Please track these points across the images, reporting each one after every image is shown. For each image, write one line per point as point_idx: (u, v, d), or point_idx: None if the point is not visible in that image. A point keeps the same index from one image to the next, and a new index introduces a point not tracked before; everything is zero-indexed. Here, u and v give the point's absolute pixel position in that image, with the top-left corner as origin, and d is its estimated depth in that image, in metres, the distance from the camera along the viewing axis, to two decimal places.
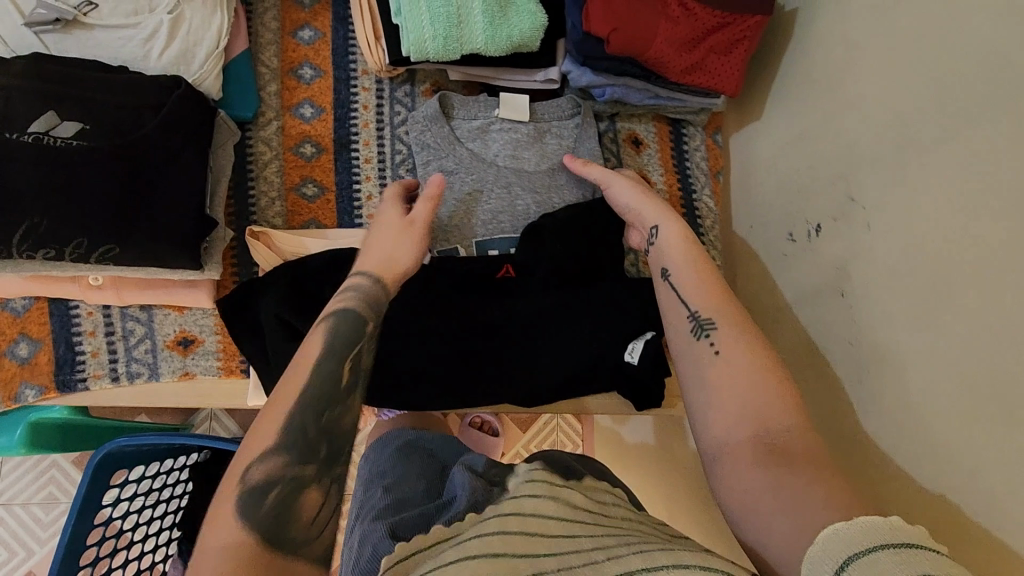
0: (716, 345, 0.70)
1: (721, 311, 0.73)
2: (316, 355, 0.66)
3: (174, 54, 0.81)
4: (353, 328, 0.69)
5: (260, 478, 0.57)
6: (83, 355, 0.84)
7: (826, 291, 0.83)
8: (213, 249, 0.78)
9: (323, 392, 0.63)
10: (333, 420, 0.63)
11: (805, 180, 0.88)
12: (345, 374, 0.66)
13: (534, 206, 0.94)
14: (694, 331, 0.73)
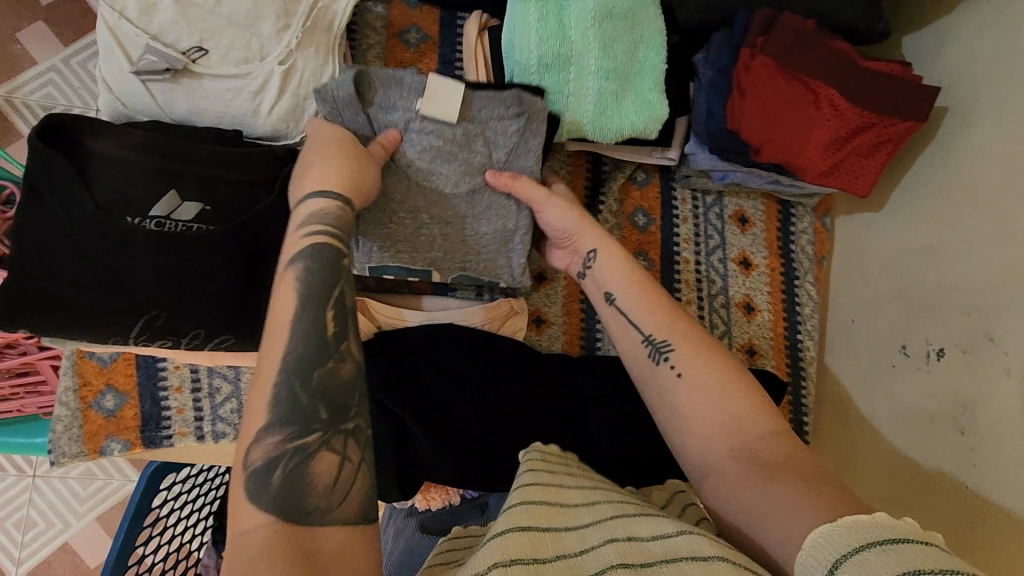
0: (677, 368, 0.63)
1: (679, 331, 0.65)
2: (296, 306, 0.55)
3: (284, 110, 0.75)
4: (328, 264, 0.58)
5: (263, 454, 0.49)
6: (168, 410, 0.82)
7: (940, 422, 0.80)
8: None
9: (310, 348, 0.53)
10: (330, 373, 0.53)
11: (932, 297, 0.83)
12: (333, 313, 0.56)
13: (442, 239, 0.73)
14: (653, 356, 0.64)
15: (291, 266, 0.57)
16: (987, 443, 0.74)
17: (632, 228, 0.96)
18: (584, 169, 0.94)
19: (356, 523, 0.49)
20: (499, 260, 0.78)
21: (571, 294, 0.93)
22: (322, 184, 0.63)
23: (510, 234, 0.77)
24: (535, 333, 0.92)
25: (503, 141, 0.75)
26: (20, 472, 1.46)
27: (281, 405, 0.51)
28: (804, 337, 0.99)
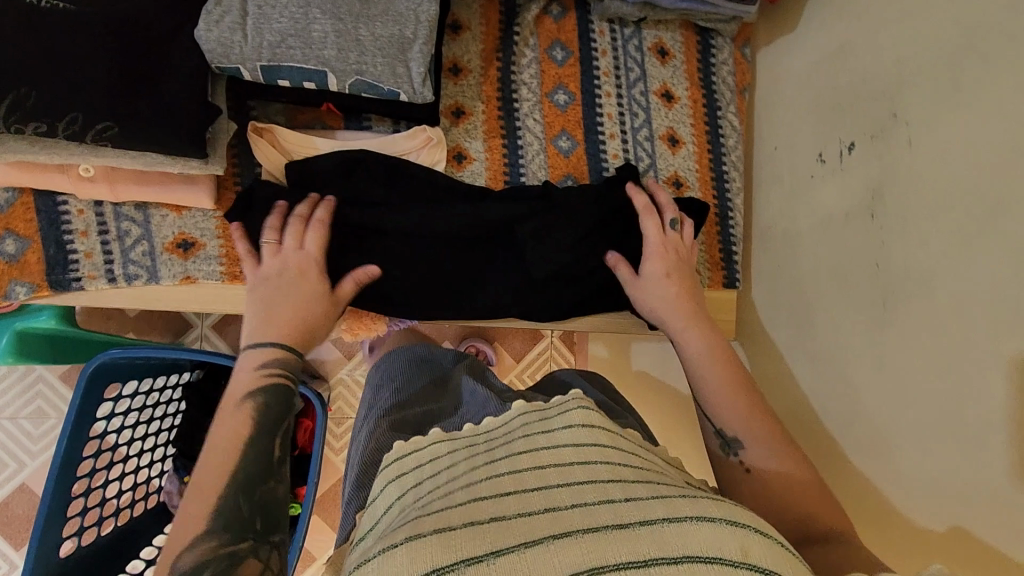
0: (744, 462, 0.66)
1: (737, 414, 0.68)
2: (247, 434, 0.63)
3: None
4: (281, 403, 0.67)
5: (191, 565, 0.53)
6: (76, 254, 0.79)
7: (853, 213, 0.81)
8: (218, 142, 0.73)
9: (258, 465, 0.60)
10: (270, 494, 0.59)
11: (842, 95, 0.84)
12: (277, 453, 0.63)
13: (333, 36, 0.70)
14: (721, 449, 0.68)
15: (245, 403, 0.66)
16: (893, 217, 0.74)
17: (550, 62, 0.94)
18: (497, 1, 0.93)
19: None
20: (397, 67, 0.72)
21: (493, 130, 0.91)
22: (276, 333, 0.72)
23: (410, 43, 0.73)
24: (456, 167, 0.89)
25: None
26: None
27: (219, 515, 0.56)
28: (730, 166, 0.99)
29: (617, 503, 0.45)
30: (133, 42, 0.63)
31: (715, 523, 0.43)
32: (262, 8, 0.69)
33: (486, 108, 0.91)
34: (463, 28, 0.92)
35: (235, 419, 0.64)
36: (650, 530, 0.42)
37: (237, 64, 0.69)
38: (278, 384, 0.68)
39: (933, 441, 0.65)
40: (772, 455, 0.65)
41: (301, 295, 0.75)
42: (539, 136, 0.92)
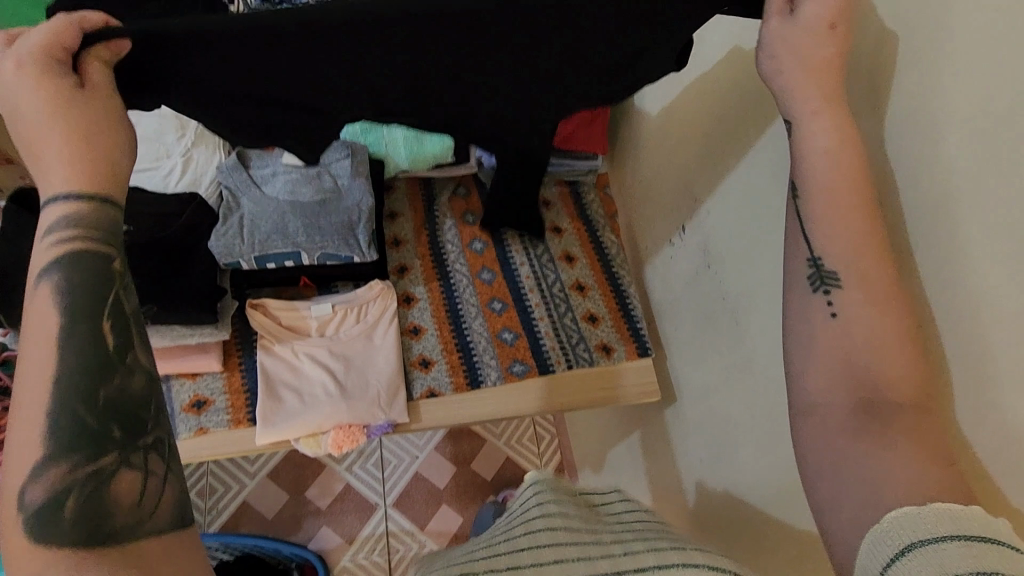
0: (834, 306, 0.60)
1: (851, 252, 0.60)
2: (61, 327, 0.46)
3: (187, 181, 1.08)
4: (90, 275, 0.49)
5: (39, 497, 0.41)
6: None
7: (699, 271, 1.09)
8: (225, 314, 1.01)
9: (80, 357, 0.46)
10: (119, 392, 0.47)
11: (667, 201, 1.19)
12: (111, 338, 0.48)
13: (302, 229, 1.03)
14: (813, 282, 0.62)
15: (50, 248, 0.49)
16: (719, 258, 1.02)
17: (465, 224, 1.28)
18: (420, 192, 1.31)
19: (173, 535, 0.45)
20: (348, 240, 1.05)
21: (430, 276, 1.21)
22: (61, 175, 0.51)
23: (355, 223, 1.07)
24: (405, 306, 1.17)
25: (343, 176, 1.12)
26: None
27: (57, 438, 0.43)
28: (618, 266, 1.29)
29: (634, 558, 0.54)
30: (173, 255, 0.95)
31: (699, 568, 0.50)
32: (253, 221, 1.03)
33: (423, 262, 1.23)
34: (398, 215, 1.27)
35: (40, 313, 0.47)
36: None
37: (237, 257, 1.01)
38: (77, 255, 0.50)
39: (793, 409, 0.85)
40: (874, 317, 0.58)
41: (55, 126, 0.51)
42: (466, 273, 1.22)
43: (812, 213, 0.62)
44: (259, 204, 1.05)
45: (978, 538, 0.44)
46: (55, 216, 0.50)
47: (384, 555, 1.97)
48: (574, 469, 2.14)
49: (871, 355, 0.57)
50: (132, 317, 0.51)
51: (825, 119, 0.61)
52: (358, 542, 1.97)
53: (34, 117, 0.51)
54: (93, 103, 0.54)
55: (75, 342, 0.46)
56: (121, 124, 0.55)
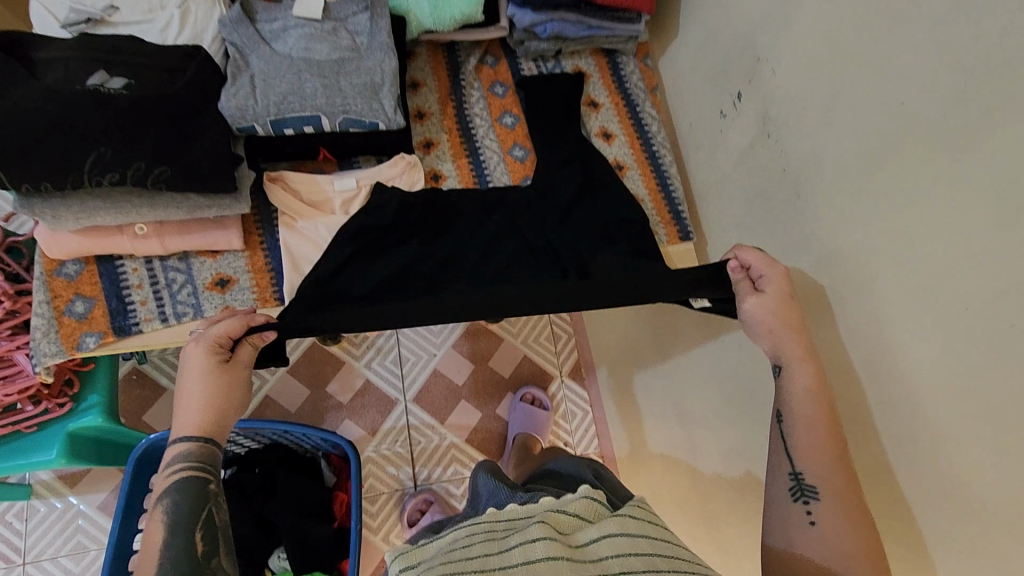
0: (812, 515, 0.74)
1: (812, 441, 0.77)
2: (172, 525, 0.74)
3: (187, 38, 0.96)
4: (192, 501, 0.76)
5: None
6: (133, 303, 0.94)
7: (755, 142, 0.99)
8: (243, 185, 0.92)
9: (181, 566, 0.71)
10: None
11: (722, 67, 1.07)
12: (197, 547, 0.74)
13: (321, 89, 0.93)
14: (794, 493, 0.77)
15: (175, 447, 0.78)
16: (784, 126, 0.93)
17: (494, 97, 1.17)
18: (443, 59, 1.18)
19: None
20: (373, 103, 0.95)
21: (459, 152, 1.12)
22: (192, 426, 0.78)
23: (380, 86, 0.96)
24: (434, 184, 1.09)
25: (363, 32, 1.00)
26: (9, 564, 1.52)
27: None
28: (658, 144, 1.19)
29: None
30: (183, 114, 0.85)
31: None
32: (266, 81, 0.92)
33: (449, 137, 1.13)
34: (420, 84, 1.15)
35: (155, 528, 0.74)
36: None
37: (252, 121, 0.91)
38: (186, 487, 0.77)
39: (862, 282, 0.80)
40: (842, 519, 0.72)
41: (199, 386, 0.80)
42: (496, 150, 1.14)
43: (795, 442, 0.79)
44: (272, 62, 0.94)
45: None
46: (185, 447, 0.78)
47: (406, 446, 2.03)
48: (592, 367, 2.16)
49: (849, 557, 0.70)
50: (221, 528, 0.78)
51: (801, 371, 0.80)
52: (380, 435, 2.02)
53: (190, 369, 0.80)
54: (229, 368, 0.82)
55: (181, 541, 0.73)
56: (246, 389, 0.84)
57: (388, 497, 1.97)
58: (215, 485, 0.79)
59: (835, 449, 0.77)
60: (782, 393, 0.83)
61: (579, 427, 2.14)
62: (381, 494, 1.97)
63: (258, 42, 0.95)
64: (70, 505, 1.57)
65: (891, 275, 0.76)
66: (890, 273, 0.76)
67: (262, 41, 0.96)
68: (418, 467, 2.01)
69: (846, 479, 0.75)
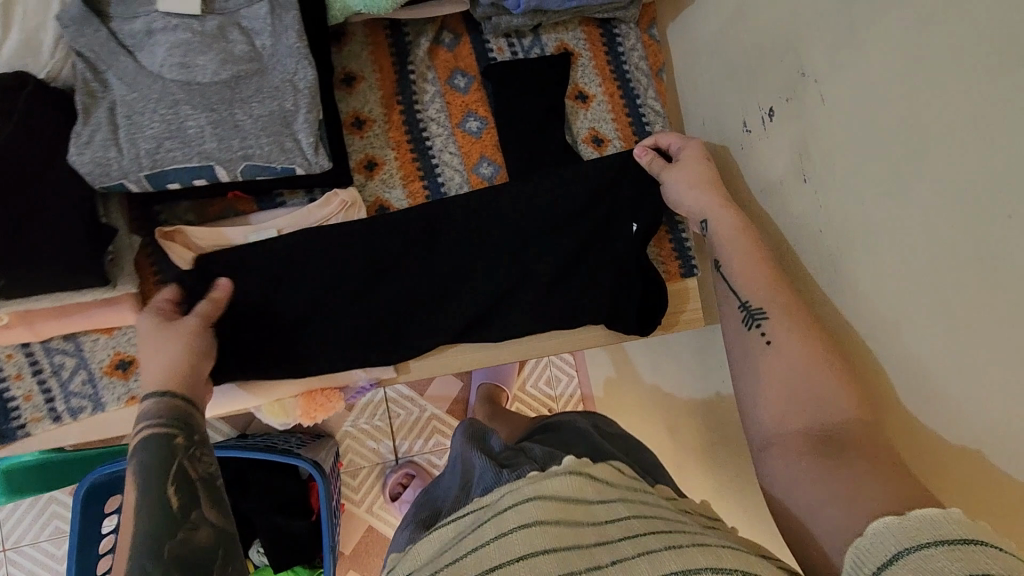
0: (766, 335, 0.73)
1: (774, 298, 0.74)
2: (142, 487, 0.65)
3: (14, 45, 0.66)
4: (161, 455, 0.67)
5: None
6: (16, 401, 0.77)
7: (785, 181, 0.77)
8: (121, 260, 0.72)
9: (155, 523, 0.63)
10: (184, 543, 0.63)
11: (750, 65, 0.81)
12: (171, 499, 0.65)
13: (209, 128, 0.68)
14: (746, 321, 0.76)
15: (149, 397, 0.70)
16: (823, 176, 0.71)
17: (453, 92, 0.91)
18: (386, 43, 0.90)
19: None
20: (284, 143, 0.71)
21: (411, 174, 0.89)
22: (153, 381, 0.70)
23: (293, 114, 0.71)
24: None
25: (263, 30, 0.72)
26: None
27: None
28: None
29: (631, 561, 0.58)
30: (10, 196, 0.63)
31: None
32: (132, 118, 0.67)
33: (397, 152, 0.89)
34: (357, 78, 0.88)
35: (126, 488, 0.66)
36: None
37: (121, 177, 0.68)
38: (152, 441, 0.68)
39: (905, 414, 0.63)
40: (799, 343, 0.70)
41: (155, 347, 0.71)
42: (458, 168, 0.90)
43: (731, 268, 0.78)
44: (138, 89, 0.67)
45: (959, 539, 0.46)
46: (148, 403, 0.69)
47: (385, 419, 1.96)
48: None
49: (810, 380, 0.67)
50: (200, 480, 0.69)
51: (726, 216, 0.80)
52: (357, 410, 1.94)
53: (144, 335, 0.72)
54: (182, 327, 0.73)
55: (152, 497, 0.65)
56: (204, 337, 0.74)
57: (369, 470, 1.94)
58: (184, 441, 0.69)
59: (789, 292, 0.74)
60: (714, 241, 0.81)
61: (563, 387, 2.01)
62: (361, 469, 1.94)
63: (115, 55, 0.68)
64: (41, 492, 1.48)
65: (929, 422, 0.61)
66: (928, 419, 0.61)
67: (121, 50, 0.68)
68: (398, 440, 1.96)
69: (790, 293, 0.73)
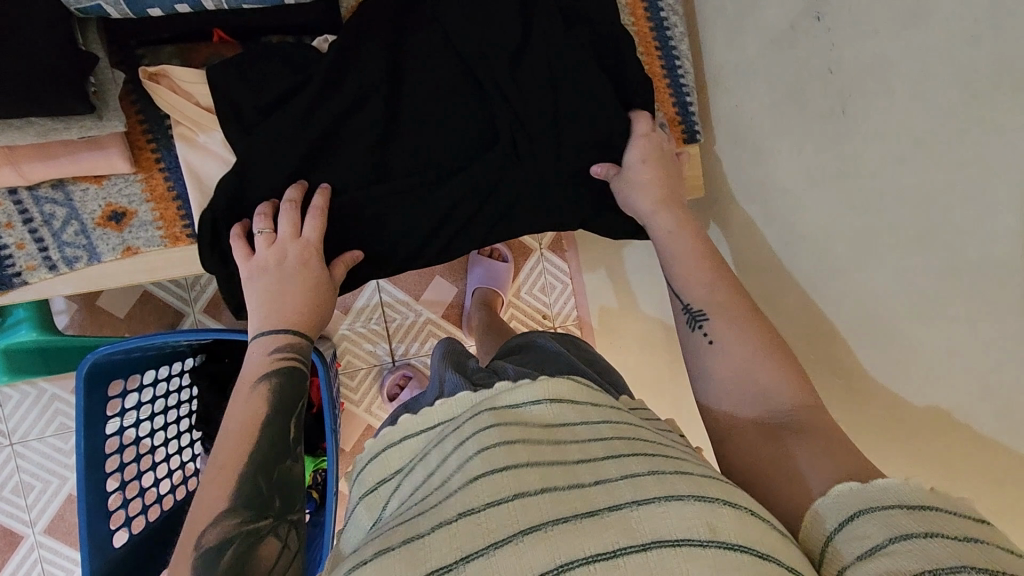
0: (710, 335, 0.73)
1: (715, 300, 0.75)
2: (276, 381, 0.70)
3: None
4: (291, 391, 0.71)
5: (214, 541, 0.59)
6: (8, 248, 0.76)
7: (798, 24, 0.77)
8: (106, 93, 0.69)
9: (275, 449, 0.66)
10: (286, 474, 0.66)
11: None
12: (293, 430, 0.70)
13: None
14: (689, 324, 0.75)
15: (258, 386, 0.69)
16: (839, 13, 0.72)
17: None
18: None
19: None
20: None
21: None
22: None
23: None
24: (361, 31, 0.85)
25: None
26: None
27: (244, 484, 0.62)
28: (668, 13, 0.96)
29: (614, 485, 0.51)
30: None
31: (685, 504, 0.48)
32: None
33: None
34: None
35: (255, 403, 0.68)
36: (620, 515, 0.47)
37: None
38: (288, 369, 0.72)
39: (916, 239, 0.68)
40: (742, 337, 0.71)
41: (302, 284, 0.76)
42: None
43: (679, 269, 0.79)
44: None
45: (921, 505, 0.48)
46: None
47: (381, 324, 1.97)
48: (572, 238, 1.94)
49: (775, 390, 0.66)
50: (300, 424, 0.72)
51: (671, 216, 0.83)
52: (353, 313, 1.94)
53: (282, 257, 0.76)
54: (313, 270, 0.77)
55: (278, 424, 0.68)
56: (329, 301, 0.79)
57: (366, 372, 1.97)
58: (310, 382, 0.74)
59: (720, 272, 0.78)
60: (662, 252, 0.83)
61: (558, 300, 1.98)
62: (359, 370, 1.97)
63: None
64: (41, 390, 1.44)
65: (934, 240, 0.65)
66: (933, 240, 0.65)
67: None
68: (394, 343, 1.98)
69: (733, 298, 0.75)
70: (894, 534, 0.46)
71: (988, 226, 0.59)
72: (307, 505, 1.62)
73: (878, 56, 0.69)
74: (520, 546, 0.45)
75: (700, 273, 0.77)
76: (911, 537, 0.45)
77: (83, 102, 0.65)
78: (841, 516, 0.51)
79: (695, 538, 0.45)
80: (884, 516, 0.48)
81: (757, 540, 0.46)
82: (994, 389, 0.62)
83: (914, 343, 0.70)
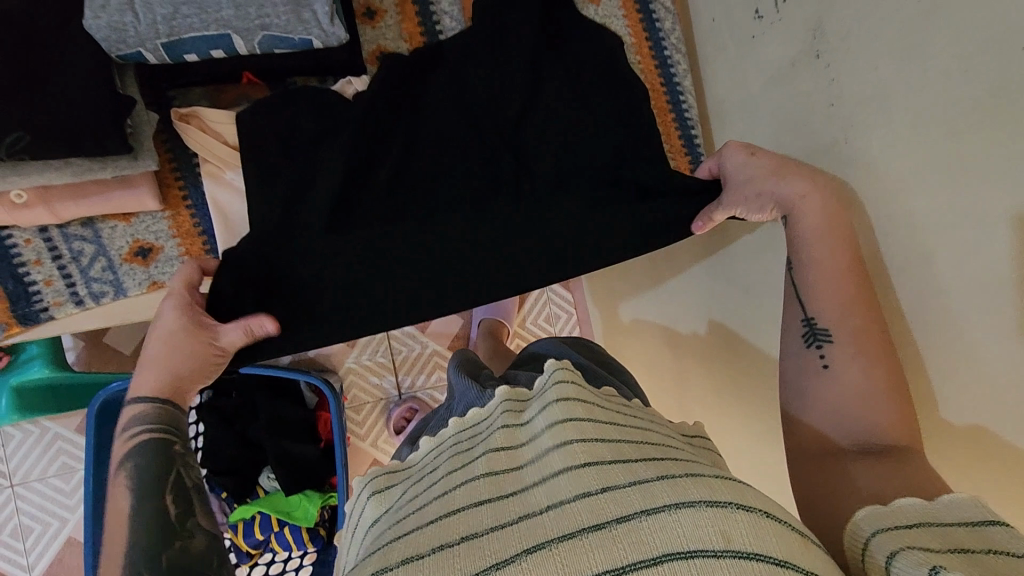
0: (826, 358, 0.71)
1: (843, 322, 0.70)
2: (143, 458, 0.70)
3: None
4: (157, 465, 0.70)
5: None
6: (36, 285, 0.77)
7: (799, 61, 0.82)
8: (141, 134, 0.72)
9: (152, 537, 0.65)
10: (179, 553, 0.65)
11: None
12: (169, 507, 0.68)
13: None
14: (807, 338, 0.73)
15: (120, 473, 0.69)
16: (836, 50, 0.76)
17: None
18: None
19: None
20: (301, 13, 0.71)
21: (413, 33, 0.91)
22: None
23: None
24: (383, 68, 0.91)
25: None
26: None
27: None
28: (671, 51, 1.01)
29: (623, 492, 0.49)
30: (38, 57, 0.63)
31: (697, 512, 0.46)
32: None
33: (403, 11, 0.91)
34: None
35: (119, 496, 0.67)
36: (628, 526, 0.45)
37: (138, 47, 0.68)
38: (146, 447, 0.70)
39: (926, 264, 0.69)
40: (860, 369, 0.68)
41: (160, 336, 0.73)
42: (457, 22, 0.92)
43: (804, 281, 0.74)
44: None
45: (986, 523, 0.48)
46: None
47: (388, 356, 1.97)
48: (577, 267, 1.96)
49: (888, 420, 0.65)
50: (194, 489, 0.72)
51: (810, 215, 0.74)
52: (359, 346, 1.94)
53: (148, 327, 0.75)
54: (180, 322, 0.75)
55: (149, 506, 0.67)
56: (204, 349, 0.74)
57: (373, 406, 1.96)
58: (179, 445, 0.73)
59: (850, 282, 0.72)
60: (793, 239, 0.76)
61: (563, 329, 1.99)
62: (366, 403, 1.96)
63: None
64: (45, 428, 1.43)
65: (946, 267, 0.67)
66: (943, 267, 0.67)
67: None
68: (401, 375, 1.98)
69: (861, 317, 0.71)
70: (953, 547, 0.46)
71: (992, 251, 0.61)
72: (314, 543, 1.57)
73: (877, 90, 0.72)
74: (524, 566, 0.44)
75: (830, 280, 0.72)
76: (969, 552, 0.45)
77: (120, 142, 0.67)
78: (896, 523, 0.52)
79: (707, 550, 0.43)
80: (942, 532, 0.49)
81: (775, 547, 0.44)
82: (1008, 411, 0.62)
83: (926, 365, 0.71)
